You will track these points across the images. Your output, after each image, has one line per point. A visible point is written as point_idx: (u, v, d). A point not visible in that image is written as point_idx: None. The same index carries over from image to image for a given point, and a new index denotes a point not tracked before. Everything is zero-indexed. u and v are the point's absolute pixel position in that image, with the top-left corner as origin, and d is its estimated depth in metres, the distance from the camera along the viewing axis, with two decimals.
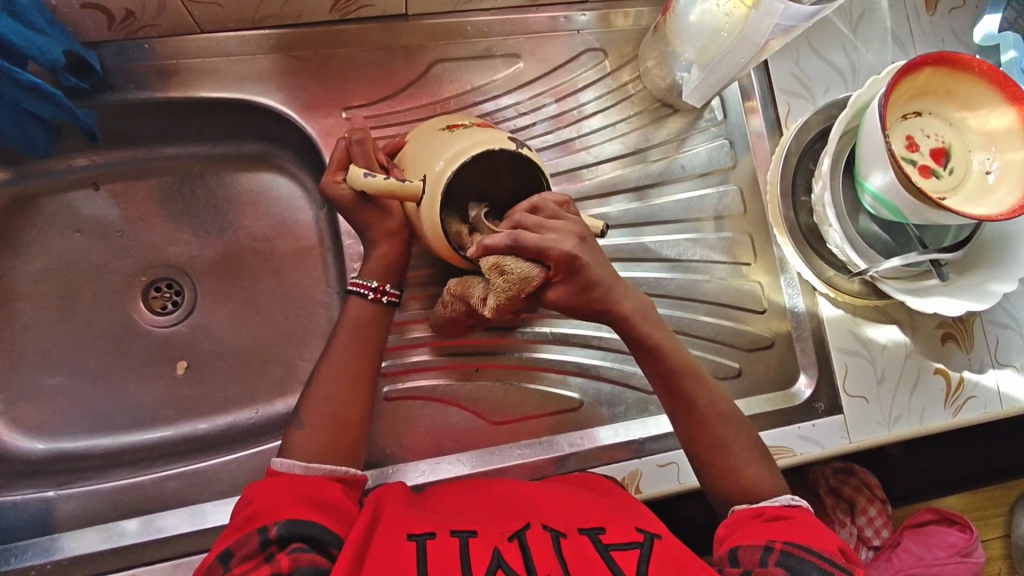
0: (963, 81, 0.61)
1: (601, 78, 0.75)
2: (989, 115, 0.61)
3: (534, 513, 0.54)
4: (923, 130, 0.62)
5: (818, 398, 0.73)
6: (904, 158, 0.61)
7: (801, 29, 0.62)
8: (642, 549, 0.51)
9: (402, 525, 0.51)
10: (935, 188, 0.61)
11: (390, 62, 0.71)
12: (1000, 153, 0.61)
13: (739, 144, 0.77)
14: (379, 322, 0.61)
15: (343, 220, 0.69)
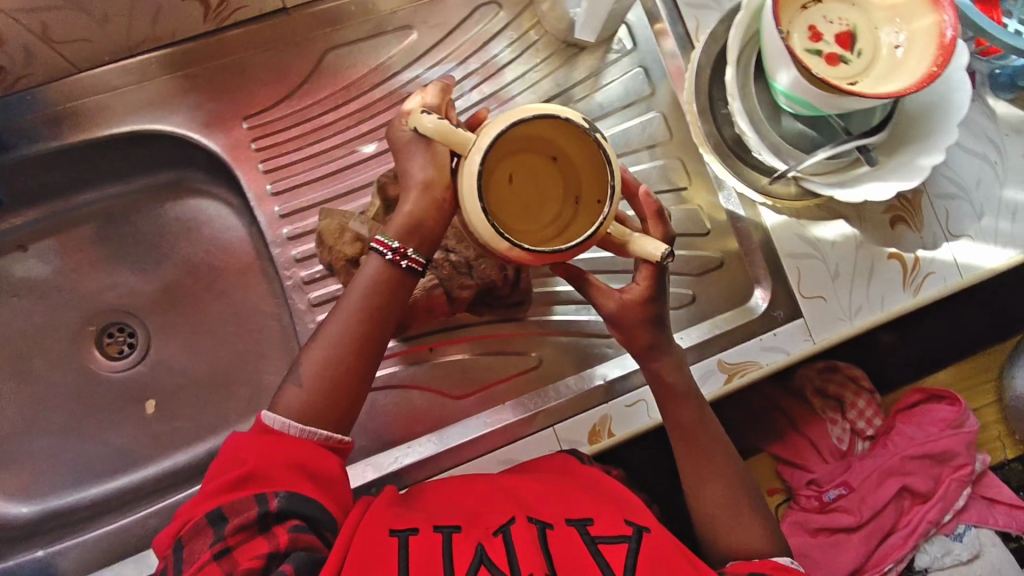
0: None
1: (503, 30, 0.73)
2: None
3: (516, 504, 0.55)
4: (824, 17, 0.60)
5: (776, 307, 0.73)
6: (808, 51, 0.59)
7: None
8: (630, 543, 0.52)
9: (389, 519, 0.53)
10: (844, 75, 0.59)
11: (279, 60, 0.68)
12: (905, 23, 0.58)
13: (654, 69, 0.75)
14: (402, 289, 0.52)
15: (267, 229, 0.66)
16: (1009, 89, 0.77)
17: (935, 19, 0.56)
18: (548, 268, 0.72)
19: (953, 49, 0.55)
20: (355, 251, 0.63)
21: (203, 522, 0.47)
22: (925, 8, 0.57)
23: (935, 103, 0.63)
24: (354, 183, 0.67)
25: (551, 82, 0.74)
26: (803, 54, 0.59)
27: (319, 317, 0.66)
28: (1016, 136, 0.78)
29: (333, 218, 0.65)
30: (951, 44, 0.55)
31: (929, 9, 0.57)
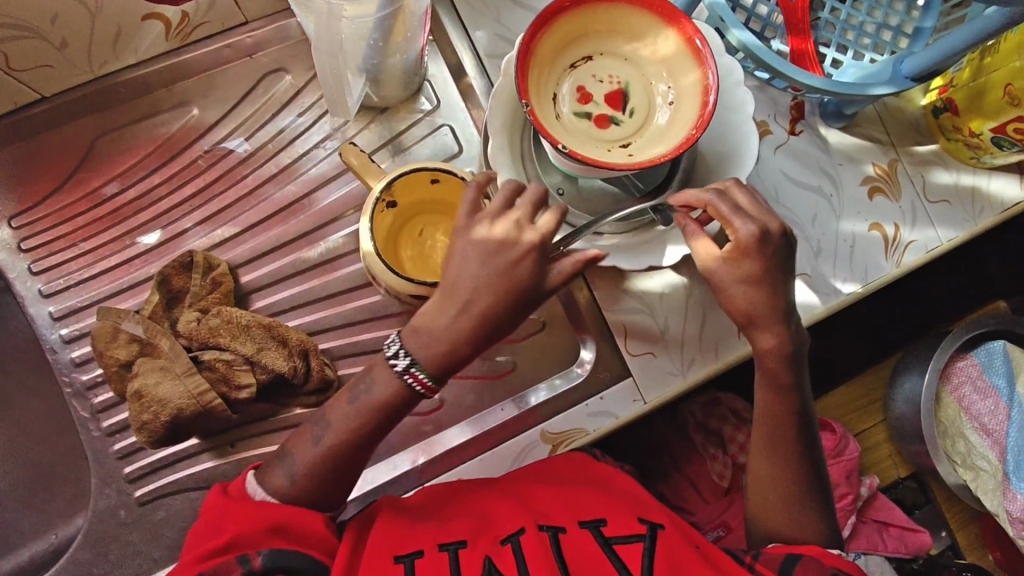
0: (616, 12, 0.55)
1: (296, 97, 0.69)
2: (656, 41, 0.55)
3: (527, 509, 0.55)
4: (594, 75, 0.57)
5: (602, 368, 0.70)
6: (575, 114, 0.56)
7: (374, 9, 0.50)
8: (645, 542, 0.53)
9: (387, 546, 0.52)
10: (615, 138, 0.56)
11: (46, 152, 0.64)
12: (674, 79, 0.55)
13: (462, 125, 0.72)
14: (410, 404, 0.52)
15: (43, 333, 0.63)
16: (838, 117, 0.74)
17: (698, 76, 0.53)
18: (358, 346, 0.66)
19: (713, 110, 0.52)
20: (130, 355, 0.59)
21: None
22: (690, 63, 0.54)
23: (731, 151, 0.60)
24: (123, 284, 0.64)
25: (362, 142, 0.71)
26: (567, 120, 0.56)
27: (104, 423, 0.62)
28: (851, 164, 0.76)
29: (107, 317, 0.60)
30: (710, 104, 0.52)
31: (693, 65, 0.54)
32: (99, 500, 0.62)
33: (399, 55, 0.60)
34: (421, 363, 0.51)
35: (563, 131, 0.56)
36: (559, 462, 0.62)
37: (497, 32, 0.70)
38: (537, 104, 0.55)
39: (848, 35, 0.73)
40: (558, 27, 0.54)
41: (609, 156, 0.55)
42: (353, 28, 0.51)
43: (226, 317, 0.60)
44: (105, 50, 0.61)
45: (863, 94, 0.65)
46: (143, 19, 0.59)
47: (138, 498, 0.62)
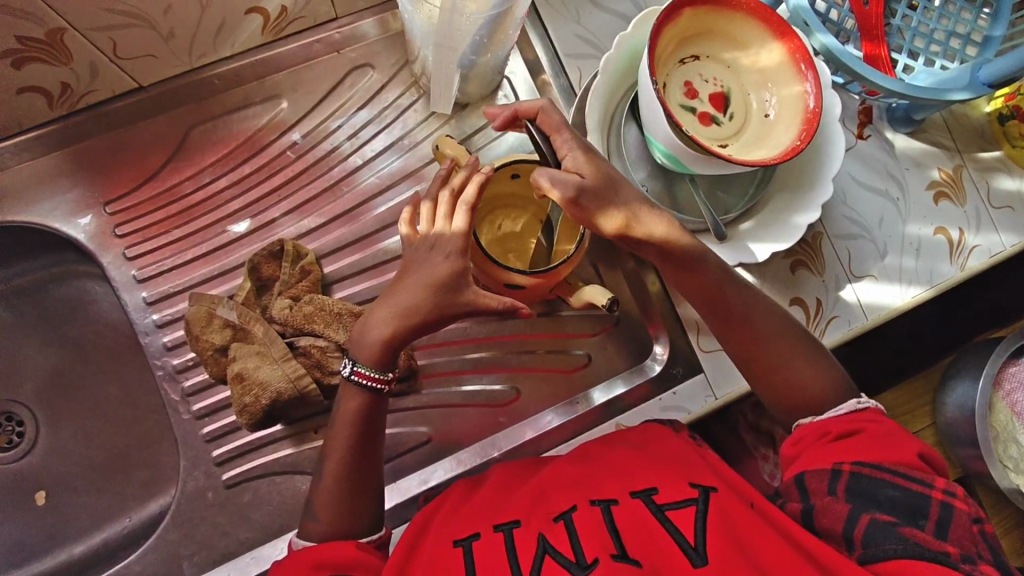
0: (728, 19, 0.57)
1: (381, 92, 0.70)
2: (762, 51, 0.57)
3: (581, 487, 0.55)
4: (700, 75, 0.58)
5: (674, 364, 0.71)
6: (680, 109, 0.58)
7: (488, 9, 0.51)
8: (698, 506, 0.50)
9: (450, 531, 0.54)
10: (714, 137, 0.58)
11: (142, 140, 0.66)
12: (776, 89, 0.57)
13: None
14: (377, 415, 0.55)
15: (137, 316, 0.64)
16: (906, 122, 0.76)
17: (800, 89, 0.56)
18: None
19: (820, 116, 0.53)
20: (224, 339, 0.61)
21: None
22: (793, 76, 0.56)
23: (817, 153, 0.61)
24: (213, 271, 0.65)
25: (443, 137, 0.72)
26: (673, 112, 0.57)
27: (194, 406, 0.64)
28: (917, 169, 0.77)
29: (201, 303, 0.62)
30: (815, 114, 0.54)
31: (795, 78, 0.56)
32: (188, 483, 0.63)
33: (494, 52, 0.61)
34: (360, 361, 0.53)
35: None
36: (635, 436, 0.60)
37: (577, 32, 0.71)
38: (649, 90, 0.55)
39: (918, 42, 0.74)
40: (674, 26, 0.55)
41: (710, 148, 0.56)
42: (469, 23, 0.52)
43: (319, 304, 0.61)
44: (206, 43, 0.62)
45: (939, 99, 0.67)
46: (246, 13, 0.61)
47: (225, 481, 0.63)
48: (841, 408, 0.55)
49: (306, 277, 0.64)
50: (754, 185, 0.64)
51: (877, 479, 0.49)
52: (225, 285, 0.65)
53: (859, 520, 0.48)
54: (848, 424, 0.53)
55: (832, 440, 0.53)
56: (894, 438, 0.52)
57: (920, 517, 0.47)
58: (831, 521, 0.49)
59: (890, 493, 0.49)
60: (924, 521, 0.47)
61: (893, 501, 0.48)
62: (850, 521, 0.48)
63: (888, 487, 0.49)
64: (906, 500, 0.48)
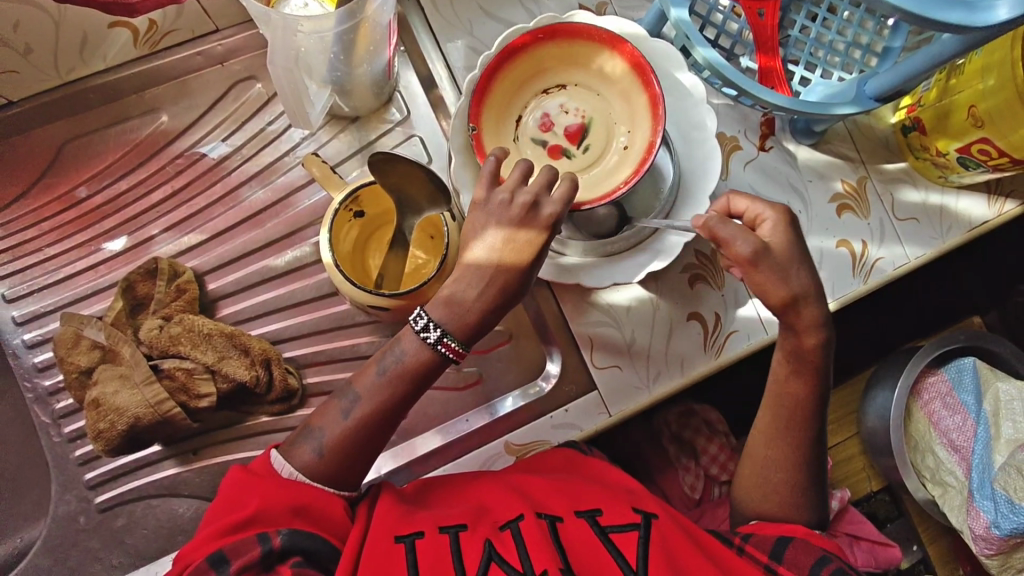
0: (562, 47, 0.57)
1: (267, 104, 0.69)
2: (603, 66, 0.57)
3: (526, 500, 0.55)
4: (554, 107, 0.59)
5: (567, 381, 0.70)
6: (538, 146, 0.59)
7: (333, 27, 0.51)
8: (640, 531, 0.53)
9: (392, 524, 0.52)
10: (577, 167, 0.58)
11: (13, 156, 0.64)
12: (627, 102, 0.57)
13: (432, 135, 0.72)
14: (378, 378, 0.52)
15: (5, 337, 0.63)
16: (807, 134, 0.75)
17: (647, 98, 0.55)
18: (324, 355, 0.66)
19: (664, 125, 0.54)
20: (90, 361, 0.60)
21: (205, 565, 0.45)
22: (638, 85, 0.56)
23: (697, 163, 0.61)
24: (86, 289, 0.64)
25: (334, 149, 0.71)
26: (532, 151, 0.58)
27: (65, 429, 0.62)
28: (820, 181, 0.76)
29: (69, 323, 0.60)
30: (661, 122, 0.54)
31: (640, 87, 0.56)
32: (59, 507, 0.62)
33: (365, 67, 0.60)
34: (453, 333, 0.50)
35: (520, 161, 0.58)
36: (578, 459, 0.63)
37: (469, 44, 0.71)
38: (491, 134, 0.57)
39: (818, 53, 0.73)
40: (506, 69, 0.57)
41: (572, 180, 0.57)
42: (313, 43, 0.52)
43: (188, 325, 0.60)
44: (73, 56, 0.61)
45: (826, 113, 0.66)
46: (110, 26, 0.59)
47: (98, 505, 0.62)
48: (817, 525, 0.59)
49: (179, 294, 0.63)
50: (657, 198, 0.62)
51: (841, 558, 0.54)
52: (99, 304, 0.63)
53: (830, 564, 0.52)
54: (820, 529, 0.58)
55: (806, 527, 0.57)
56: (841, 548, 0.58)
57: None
58: (804, 559, 0.53)
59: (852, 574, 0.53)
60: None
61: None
62: (820, 561, 0.53)
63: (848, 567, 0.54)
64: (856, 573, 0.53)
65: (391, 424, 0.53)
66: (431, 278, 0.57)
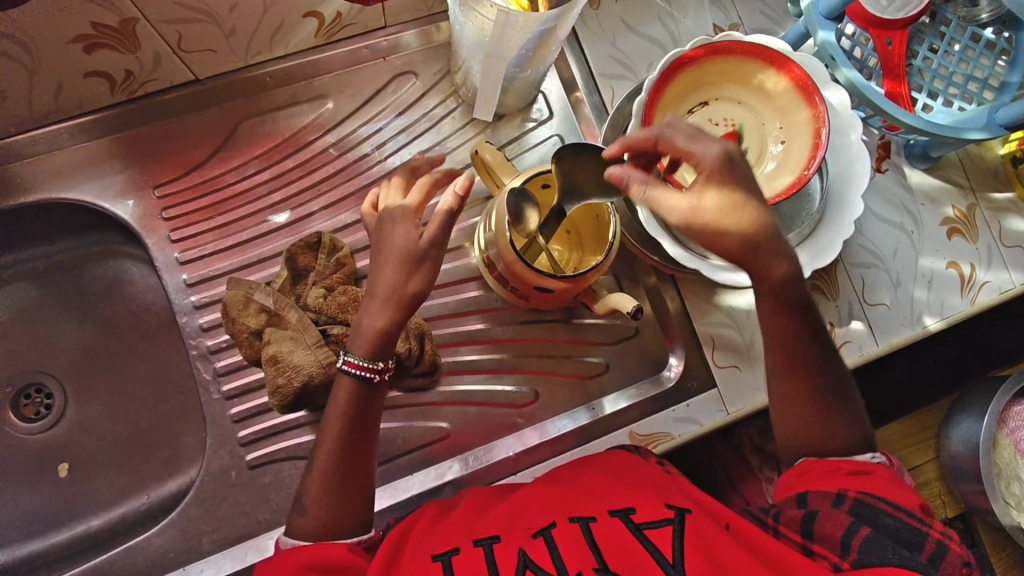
0: (726, 64, 0.62)
1: (421, 98, 0.73)
2: (765, 84, 0.62)
3: (556, 508, 0.52)
4: (711, 119, 0.63)
5: (689, 376, 0.72)
6: (697, 155, 0.63)
7: (541, 27, 0.55)
8: (675, 525, 0.49)
9: (426, 548, 0.51)
10: None
11: (196, 128, 0.69)
12: (785, 116, 0.62)
13: (571, 137, 0.76)
14: (364, 402, 0.53)
15: (174, 296, 0.67)
16: (923, 159, 0.79)
17: (809, 113, 0.60)
18: (464, 335, 0.71)
19: (827, 136, 0.58)
20: (259, 324, 0.63)
21: None
22: (800, 102, 0.60)
23: (841, 174, 0.64)
24: (248, 258, 0.68)
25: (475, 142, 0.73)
26: (691, 160, 0.63)
27: (224, 387, 0.66)
28: (931, 205, 0.79)
29: (239, 287, 0.64)
30: (823, 137, 0.58)
31: (802, 103, 0.60)
32: (213, 461, 0.65)
33: (534, 68, 0.64)
34: (353, 350, 0.52)
35: (682, 171, 0.62)
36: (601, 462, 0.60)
37: (612, 53, 0.75)
38: None
39: (937, 83, 0.77)
40: (675, 82, 0.62)
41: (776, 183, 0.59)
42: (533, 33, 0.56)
43: (355, 295, 0.64)
44: (263, 41, 0.65)
45: (958, 137, 0.70)
46: (304, 16, 0.64)
47: (249, 461, 0.65)
48: (869, 457, 0.54)
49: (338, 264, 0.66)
50: (808, 208, 0.64)
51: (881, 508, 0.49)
52: (264, 273, 0.67)
53: (859, 529, 0.47)
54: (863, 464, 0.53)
55: (845, 472, 0.52)
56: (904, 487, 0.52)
57: (914, 548, 0.46)
58: (831, 529, 0.48)
59: (891, 524, 0.48)
60: (920, 552, 0.46)
61: (893, 529, 0.48)
62: (849, 529, 0.47)
63: (885, 517, 0.48)
64: (903, 531, 0.47)
65: (364, 436, 0.53)
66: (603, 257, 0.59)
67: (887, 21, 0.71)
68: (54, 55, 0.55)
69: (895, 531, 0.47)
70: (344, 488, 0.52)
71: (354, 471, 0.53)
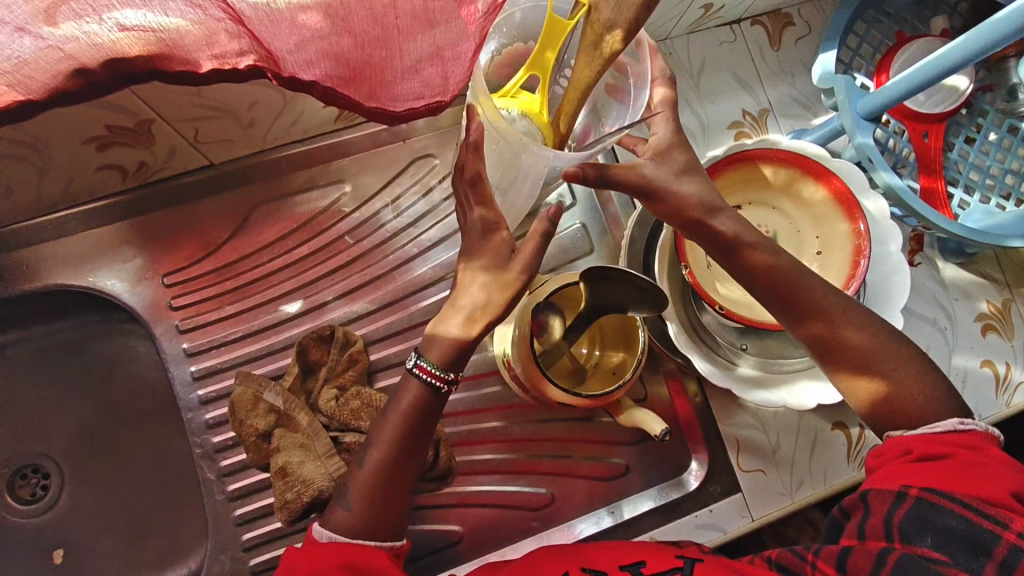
0: (762, 171, 0.60)
1: (441, 185, 0.71)
2: (802, 192, 0.60)
3: (571, 557, 0.53)
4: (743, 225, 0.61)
5: (713, 480, 0.69)
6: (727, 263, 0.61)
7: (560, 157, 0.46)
8: (684, 572, 0.49)
9: None
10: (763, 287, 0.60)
11: (209, 213, 0.66)
12: (822, 227, 0.59)
13: (593, 226, 0.73)
14: (428, 413, 0.50)
15: (178, 391, 0.64)
16: (957, 254, 0.76)
17: (848, 227, 0.57)
18: (480, 433, 0.68)
19: (867, 256, 0.55)
20: (267, 425, 0.61)
21: None
22: (839, 215, 0.58)
23: (878, 285, 0.61)
24: (260, 349, 0.65)
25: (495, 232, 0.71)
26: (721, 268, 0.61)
27: (229, 487, 0.63)
28: (965, 300, 0.77)
29: (248, 383, 0.62)
30: (863, 256, 0.55)
31: (841, 216, 0.57)
32: (212, 568, 0.61)
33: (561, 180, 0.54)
34: (426, 355, 0.49)
35: (712, 281, 0.60)
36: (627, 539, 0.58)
37: None
38: (689, 249, 0.60)
39: (972, 176, 0.74)
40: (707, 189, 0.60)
41: (851, 280, 0.54)
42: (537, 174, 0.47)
43: (367, 399, 0.61)
44: (282, 129, 0.63)
45: (998, 243, 0.67)
46: (325, 106, 0.62)
47: (252, 566, 0.61)
48: (938, 425, 0.47)
49: (350, 362, 0.64)
50: None
51: (944, 507, 0.42)
52: (274, 368, 0.65)
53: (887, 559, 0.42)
54: (934, 444, 0.45)
55: (912, 458, 0.46)
56: (1001, 463, 0.44)
57: (980, 557, 0.40)
58: (863, 560, 0.43)
59: (956, 525, 0.41)
60: (986, 562, 0.40)
61: (955, 531, 0.41)
62: (878, 559, 0.42)
63: (947, 516, 0.41)
64: (964, 533, 0.40)
65: (417, 442, 0.51)
66: (615, 385, 0.58)
67: (924, 115, 0.71)
68: (67, 155, 0.53)
69: (960, 538, 0.41)
70: (384, 498, 0.50)
71: (401, 486, 0.50)
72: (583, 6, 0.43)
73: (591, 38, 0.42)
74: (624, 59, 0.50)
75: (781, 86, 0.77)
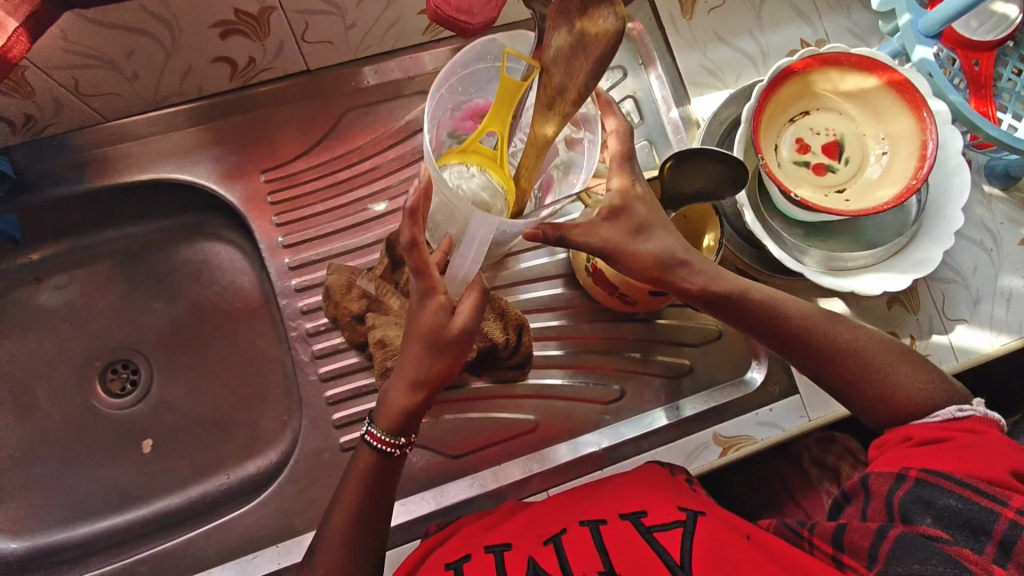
0: (832, 74, 0.63)
1: None
2: (869, 95, 0.63)
3: (570, 514, 0.55)
4: (811, 128, 0.65)
5: (773, 381, 0.72)
6: (797, 162, 0.64)
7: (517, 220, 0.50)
8: (686, 527, 0.50)
9: (444, 554, 0.54)
10: (832, 184, 0.64)
11: (303, 117, 0.70)
12: (887, 127, 0.63)
13: (660, 142, 0.78)
14: (386, 478, 0.56)
15: (276, 279, 0.69)
16: (1004, 179, 0.79)
17: (915, 125, 0.61)
18: (550, 331, 0.72)
19: (935, 149, 0.60)
20: (360, 309, 0.65)
21: None
22: (905, 114, 0.62)
23: (938, 187, 0.65)
24: (350, 244, 0.70)
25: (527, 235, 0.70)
26: (792, 167, 0.64)
27: (321, 368, 0.67)
28: (1012, 225, 0.80)
29: (341, 273, 0.66)
30: (930, 148, 0.59)
31: (908, 115, 0.62)
32: (307, 441, 0.66)
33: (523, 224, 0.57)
34: (376, 425, 0.55)
35: (785, 178, 0.64)
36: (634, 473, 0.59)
37: (704, 63, 0.77)
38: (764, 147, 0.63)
39: None
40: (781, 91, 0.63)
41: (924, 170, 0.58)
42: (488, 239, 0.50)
43: None
44: (377, 35, 0.67)
45: None
46: (419, 12, 0.65)
47: (343, 444, 0.66)
48: (938, 414, 0.52)
49: None
50: (904, 219, 0.66)
51: (943, 487, 0.47)
52: (365, 258, 0.70)
53: (888, 535, 0.47)
54: (934, 430, 0.51)
55: (913, 444, 0.51)
56: (1000, 446, 0.49)
57: (981, 535, 0.45)
58: (860, 538, 0.48)
59: (956, 504, 0.46)
60: (986, 540, 0.44)
61: (956, 510, 0.46)
62: (879, 536, 0.47)
63: (950, 496, 0.46)
64: (966, 512, 0.45)
65: (387, 482, 0.56)
66: None
67: (977, 42, 0.75)
68: (192, 36, 0.58)
69: (957, 516, 0.46)
70: (362, 515, 0.54)
71: (377, 508, 0.55)
72: (536, 68, 0.51)
73: (543, 101, 0.50)
74: (579, 115, 0.56)
75: (838, 19, 0.80)
